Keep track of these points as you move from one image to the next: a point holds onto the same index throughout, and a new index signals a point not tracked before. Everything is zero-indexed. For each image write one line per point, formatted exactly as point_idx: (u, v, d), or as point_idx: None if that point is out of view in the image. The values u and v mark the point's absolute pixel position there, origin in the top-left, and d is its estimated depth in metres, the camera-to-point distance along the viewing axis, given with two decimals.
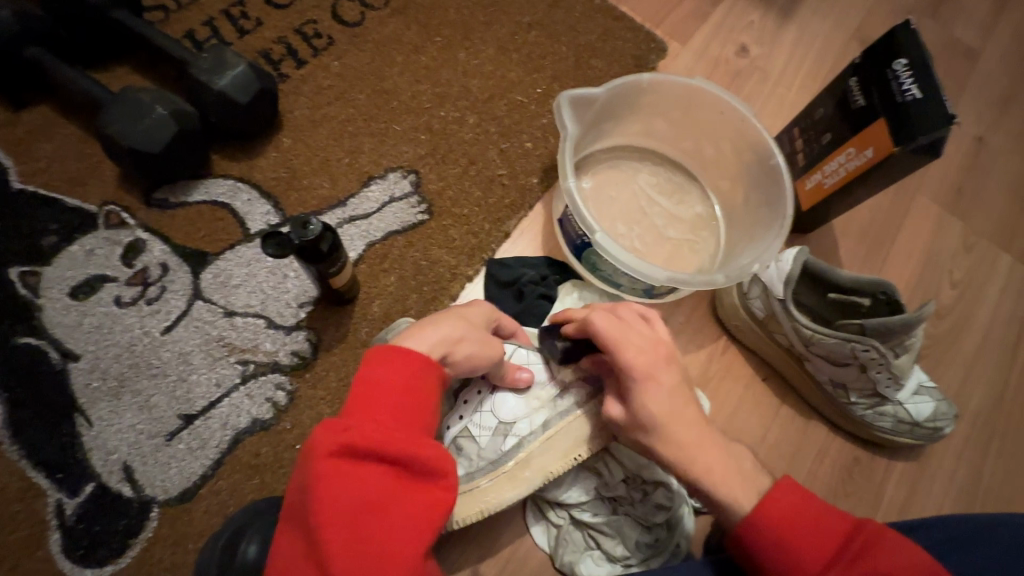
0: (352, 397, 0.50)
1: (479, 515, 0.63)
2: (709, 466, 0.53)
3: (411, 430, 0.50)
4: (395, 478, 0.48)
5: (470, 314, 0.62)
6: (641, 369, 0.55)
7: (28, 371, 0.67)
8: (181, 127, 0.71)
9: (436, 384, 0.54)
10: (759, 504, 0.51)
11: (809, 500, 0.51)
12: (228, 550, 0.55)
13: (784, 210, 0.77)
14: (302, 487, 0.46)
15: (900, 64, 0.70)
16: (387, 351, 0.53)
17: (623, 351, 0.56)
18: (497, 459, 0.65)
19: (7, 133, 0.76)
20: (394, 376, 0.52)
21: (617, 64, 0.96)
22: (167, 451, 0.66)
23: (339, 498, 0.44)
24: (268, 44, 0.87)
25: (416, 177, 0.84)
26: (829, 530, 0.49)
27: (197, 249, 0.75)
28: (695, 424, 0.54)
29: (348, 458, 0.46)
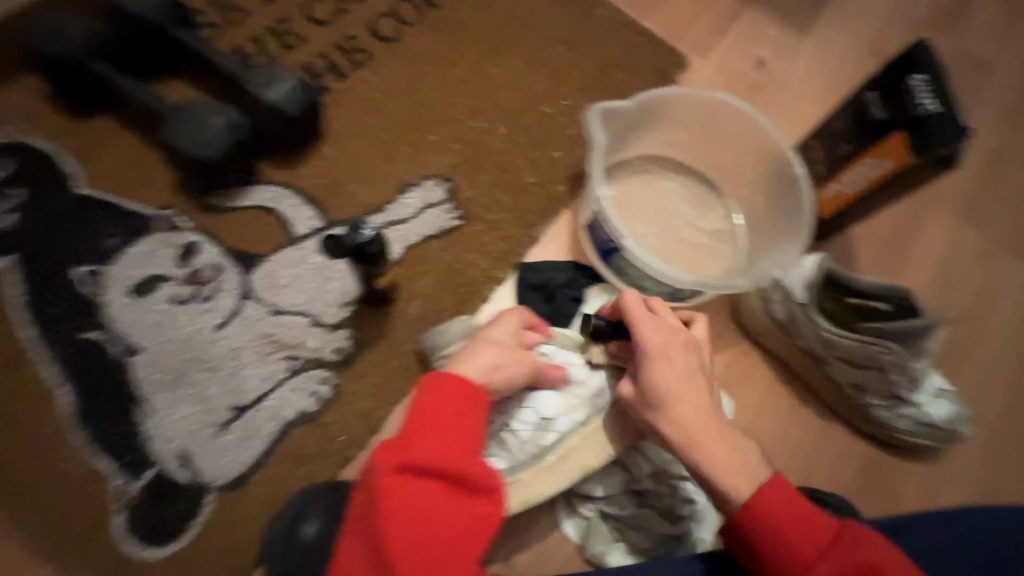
0: (409, 419, 0.55)
1: (524, 505, 0.68)
2: (712, 456, 0.55)
3: (462, 450, 0.54)
4: (448, 492, 0.53)
5: (497, 339, 0.65)
6: (656, 349, 0.61)
7: (92, 363, 0.72)
8: (236, 137, 0.78)
9: (481, 404, 0.58)
10: (757, 491, 0.53)
11: (803, 500, 0.52)
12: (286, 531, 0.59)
13: (805, 218, 0.80)
14: (367, 500, 0.51)
15: (917, 79, 0.73)
16: (442, 376, 0.58)
17: (646, 331, 0.62)
18: (540, 452, 0.70)
19: (71, 141, 0.81)
20: (449, 399, 0.56)
21: (640, 77, 1.00)
22: (221, 441, 0.71)
23: (401, 511, 0.50)
24: (311, 59, 0.92)
25: (450, 184, 0.88)
26: (818, 525, 0.50)
27: (246, 251, 0.79)
28: (701, 409, 0.58)
29: (406, 475, 0.51)
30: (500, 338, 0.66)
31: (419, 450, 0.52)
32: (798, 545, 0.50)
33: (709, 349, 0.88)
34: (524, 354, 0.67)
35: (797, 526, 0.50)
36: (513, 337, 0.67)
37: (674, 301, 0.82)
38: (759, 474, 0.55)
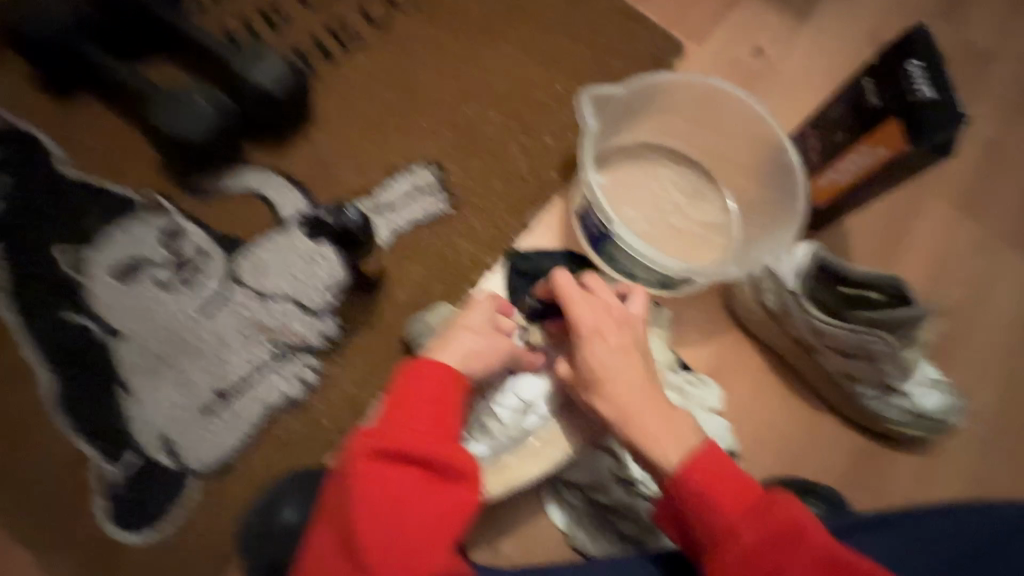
0: (388, 403, 0.54)
1: (507, 488, 0.67)
2: (641, 428, 0.55)
3: (442, 434, 0.53)
4: (425, 477, 0.52)
5: (472, 326, 0.62)
6: (588, 328, 0.60)
7: (73, 345, 0.71)
8: (222, 118, 0.78)
9: (462, 390, 0.57)
10: (682, 464, 0.52)
11: (730, 462, 0.53)
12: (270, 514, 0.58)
13: (798, 206, 0.79)
14: (341, 483, 0.51)
15: (913, 65, 0.72)
16: (420, 363, 0.56)
17: (579, 311, 0.60)
18: (520, 436, 0.69)
19: (55, 122, 0.80)
20: (428, 384, 0.55)
21: (635, 63, 0.99)
22: (204, 425, 0.70)
23: (373, 495, 0.49)
24: (299, 41, 0.90)
25: (439, 169, 0.87)
26: (742, 486, 0.51)
27: (232, 235, 0.78)
28: (631, 384, 0.57)
29: (383, 460, 0.51)
30: (475, 323, 0.63)
31: (398, 436, 0.51)
32: (723, 510, 0.50)
33: (700, 338, 0.87)
34: (506, 338, 0.64)
35: (727, 493, 0.50)
36: (488, 321, 0.64)
37: (664, 288, 0.81)
38: (689, 441, 0.54)
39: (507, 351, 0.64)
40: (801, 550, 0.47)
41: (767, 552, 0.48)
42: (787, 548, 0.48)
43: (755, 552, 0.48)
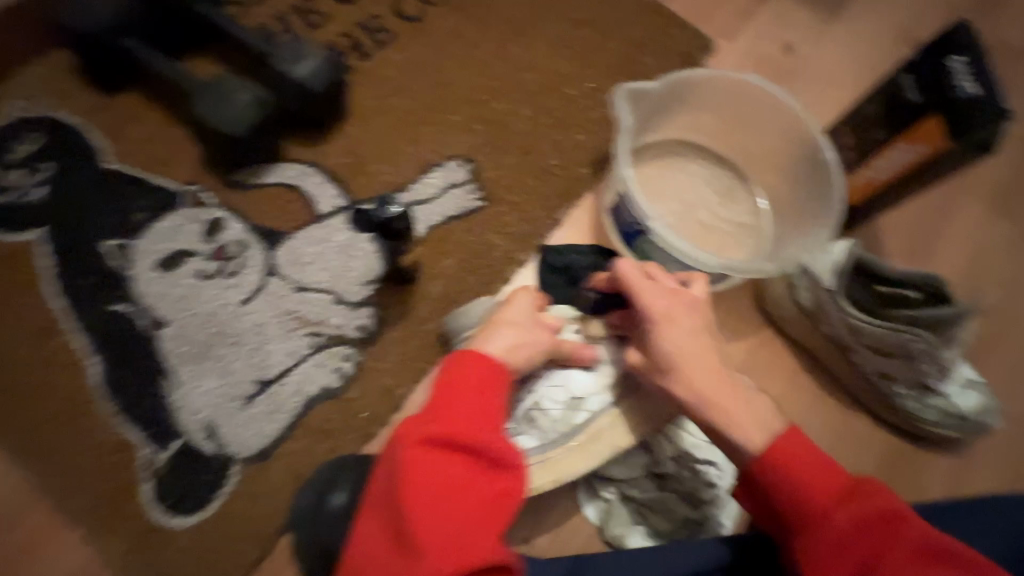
0: (434, 394, 0.55)
1: (553, 482, 0.67)
2: (727, 409, 0.57)
3: (488, 424, 0.54)
4: (472, 465, 0.53)
5: (514, 321, 0.65)
6: (660, 314, 0.62)
7: (120, 334, 0.73)
8: (262, 113, 0.77)
9: (506, 381, 0.58)
10: (767, 447, 0.54)
11: (817, 451, 0.54)
12: (318, 499, 0.60)
13: (835, 202, 0.79)
14: (390, 469, 0.52)
15: (956, 61, 0.71)
16: (460, 356, 0.58)
17: (650, 298, 0.63)
18: (569, 432, 0.70)
19: (103, 117, 0.82)
20: (474, 376, 0.56)
21: (666, 60, 0.98)
22: (246, 413, 0.71)
23: (423, 480, 0.50)
24: (335, 38, 0.91)
25: (473, 165, 0.88)
26: (832, 477, 0.51)
27: (271, 228, 0.80)
28: (708, 365, 0.59)
29: (429, 446, 0.52)
30: (517, 318, 0.65)
31: (443, 422, 0.53)
32: (814, 491, 0.50)
33: (732, 336, 0.87)
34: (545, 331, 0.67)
35: (810, 470, 0.52)
36: (530, 315, 0.67)
37: None
38: (773, 427, 0.56)
39: (548, 345, 0.66)
40: (901, 537, 0.46)
41: (863, 537, 0.47)
42: (884, 532, 0.46)
43: (849, 535, 0.47)
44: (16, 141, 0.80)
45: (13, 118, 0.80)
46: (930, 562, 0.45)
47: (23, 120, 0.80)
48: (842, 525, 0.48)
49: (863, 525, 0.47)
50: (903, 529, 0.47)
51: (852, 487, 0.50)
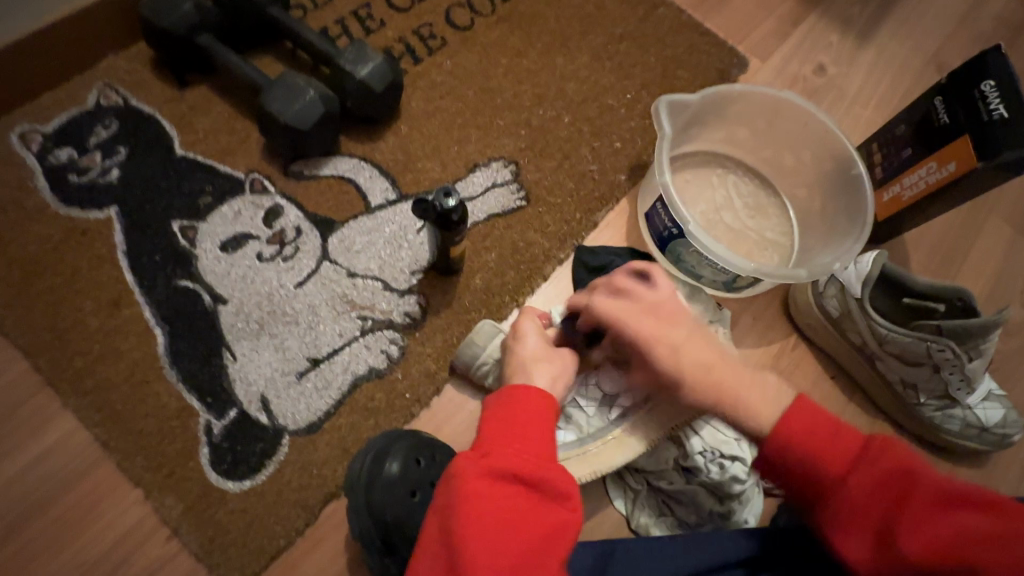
0: (486, 429, 0.55)
1: (593, 475, 0.71)
2: (747, 406, 0.57)
3: (543, 456, 0.54)
4: (528, 497, 0.52)
5: (539, 355, 0.66)
6: (647, 335, 0.61)
7: (184, 307, 0.78)
8: (326, 108, 0.82)
9: (556, 411, 0.58)
10: (778, 423, 0.56)
11: (827, 416, 0.56)
12: (375, 464, 0.68)
13: (864, 215, 0.82)
14: (447, 505, 0.51)
15: (988, 85, 0.75)
16: (511, 392, 0.58)
17: (633, 321, 0.63)
18: (605, 427, 0.74)
19: (174, 107, 0.88)
20: (525, 411, 0.56)
21: (702, 75, 1.03)
22: (297, 388, 0.76)
23: (484, 514, 0.49)
24: (390, 42, 0.97)
25: (516, 167, 0.92)
26: (847, 442, 0.54)
27: (326, 217, 0.85)
28: (710, 364, 0.60)
29: (488, 477, 0.51)
30: (535, 352, 0.66)
31: (501, 456, 0.52)
32: (832, 460, 0.54)
33: (758, 340, 0.90)
34: (568, 353, 0.69)
35: (827, 441, 0.54)
36: (545, 345, 0.68)
37: (728, 290, 0.85)
38: (781, 399, 0.58)
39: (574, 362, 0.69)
40: (917, 491, 0.49)
41: (881, 495, 0.51)
42: (901, 488, 0.50)
43: (867, 495, 0.51)
44: (94, 125, 0.86)
45: (92, 105, 0.86)
46: (950, 509, 0.48)
47: (101, 106, 0.86)
48: (861, 489, 0.51)
49: (882, 486, 0.51)
50: (919, 482, 0.50)
51: (865, 448, 0.53)
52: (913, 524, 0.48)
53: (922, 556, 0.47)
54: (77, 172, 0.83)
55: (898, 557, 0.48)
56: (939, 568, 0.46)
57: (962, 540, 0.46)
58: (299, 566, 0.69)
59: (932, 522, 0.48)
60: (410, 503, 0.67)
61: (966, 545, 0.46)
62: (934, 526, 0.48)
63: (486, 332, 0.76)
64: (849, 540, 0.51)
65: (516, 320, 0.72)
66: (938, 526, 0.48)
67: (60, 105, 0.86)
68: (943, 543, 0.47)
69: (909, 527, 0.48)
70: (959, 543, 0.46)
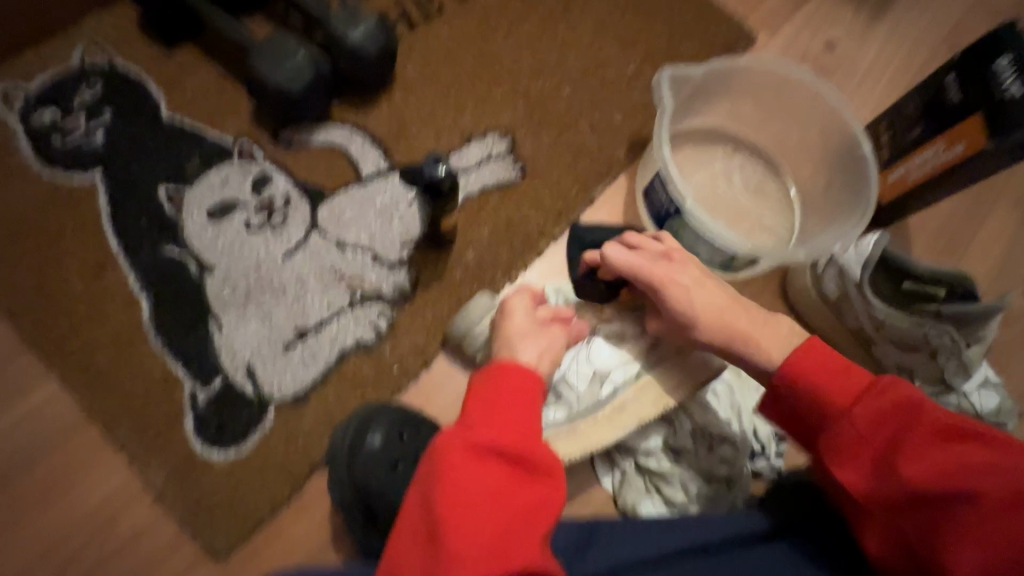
0: (472, 404, 0.55)
1: (585, 452, 0.70)
2: (756, 342, 0.58)
3: (527, 430, 0.53)
4: (509, 471, 0.51)
5: (526, 330, 0.65)
6: (659, 279, 0.63)
7: (169, 275, 0.77)
8: (317, 73, 0.79)
9: (543, 385, 0.57)
10: (787, 360, 0.56)
11: (836, 355, 0.55)
12: (358, 436, 0.68)
13: (868, 195, 0.79)
14: (429, 478, 0.50)
15: (1003, 62, 0.72)
16: (498, 367, 0.57)
17: (646, 267, 0.63)
18: (596, 404, 0.73)
19: (161, 68, 0.85)
20: (512, 387, 0.55)
21: (708, 48, 0.99)
22: (284, 358, 0.75)
23: (464, 487, 0.49)
24: (385, 7, 0.94)
25: (512, 139, 0.90)
26: (853, 374, 0.53)
27: (317, 186, 0.83)
28: (722, 305, 0.61)
29: (470, 452, 0.51)
30: (524, 327, 0.65)
31: (485, 429, 0.52)
32: (836, 392, 0.52)
33: None
34: (556, 328, 0.67)
35: (831, 379, 0.53)
36: (533, 320, 0.67)
37: (726, 270, 0.83)
38: (792, 340, 0.58)
39: (563, 336, 0.67)
40: (920, 422, 0.48)
41: (884, 424, 0.49)
42: (904, 421, 0.49)
43: (870, 425, 0.50)
44: (79, 85, 0.83)
45: (76, 64, 0.84)
46: (955, 440, 0.47)
47: (85, 65, 0.84)
48: (862, 419, 0.50)
49: (885, 416, 0.50)
50: (925, 414, 0.48)
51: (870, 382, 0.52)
52: (915, 454, 0.47)
53: (922, 482, 0.47)
54: (61, 133, 0.81)
55: (895, 482, 0.48)
56: (940, 497, 0.46)
57: (965, 470, 0.46)
58: (282, 536, 0.69)
59: (935, 452, 0.47)
60: (392, 474, 0.67)
61: (968, 475, 0.45)
62: (939, 455, 0.47)
63: (483, 305, 0.75)
64: (848, 468, 0.51)
65: (505, 299, 0.69)
66: (940, 456, 0.47)
67: (42, 63, 0.83)
68: (945, 471, 0.46)
69: (910, 455, 0.47)
70: (962, 472, 0.46)
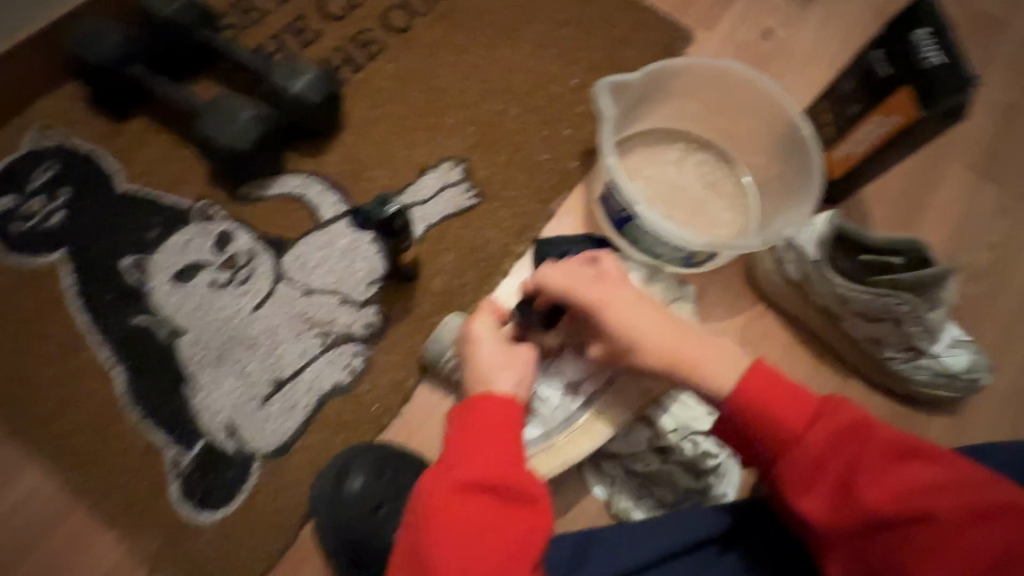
0: (452, 442, 0.55)
1: (564, 464, 0.71)
2: (700, 363, 0.58)
3: (508, 461, 0.53)
4: (493, 505, 0.51)
5: (498, 363, 0.64)
6: (595, 299, 0.62)
7: (141, 344, 0.78)
8: (263, 128, 0.81)
9: (520, 410, 0.58)
10: (737, 383, 0.56)
11: (784, 380, 0.55)
12: (339, 479, 0.71)
13: (812, 176, 0.81)
14: (415, 521, 0.51)
15: (923, 32, 0.75)
16: (474, 403, 0.57)
17: (580, 290, 0.63)
18: (573, 416, 0.73)
19: (113, 142, 0.87)
20: (492, 420, 0.56)
21: (648, 52, 1.02)
22: (263, 412, 0.75)
23: (448, 527, 0.49)
24: (328, 53, 0.96)
25: (467, 165, 0.91)
26: (804, 401, 0.54)
27: (278, 236, 0.84)
28: (662, 330, 0.61)
29: (451, 491, 0.51)
30: (493, 361, 0.64)
31: (464, 466, 0.52)
32: (788, 422, 0.53)
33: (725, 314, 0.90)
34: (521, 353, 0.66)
35: (786, 405, 0.54)
36: (501, 349, 0.66)
37: (690, 266, 0.85)
38: (739, 364, 0.58)
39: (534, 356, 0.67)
40: (869, 444, 0.50)
41: (837, 452, 0.51)
42: (854, 444, 0.51)
43: (825, 454, 0.51)
44: (34, 169, 0.84)
45: (29, 148, 0.85)
46: (902, 460, 0.50)
47: (39, 149, 0.85)
48: (816, 447, 0.51)
49: (839, 445, 0.51)
50: (870, 436, 0.51)
51: (821, 406, 0.53)
52: (870, 479, 0.49)
53: (881, 506, 0.48)
54: (21, 219, 0.82)
55: (857, 511, 0.49)
56: (894, 520, 0.48)
57: (919, 493, 0.48)
58: None
59: (888, 476, 0.49)
60: (374, 517, 0.70)
61: (923, 498, 0.47)
62: (891, 480, 0.49)
63: (454, 326, 0.76)
64: (808, 501, 0.51)
65: (466, 329, 0.68)
66: (890, 479, 0.49)
67: None
68: (900, 496, 0.48)
69: (867, 483, 0.49)
70: (914, 496, 0.48)
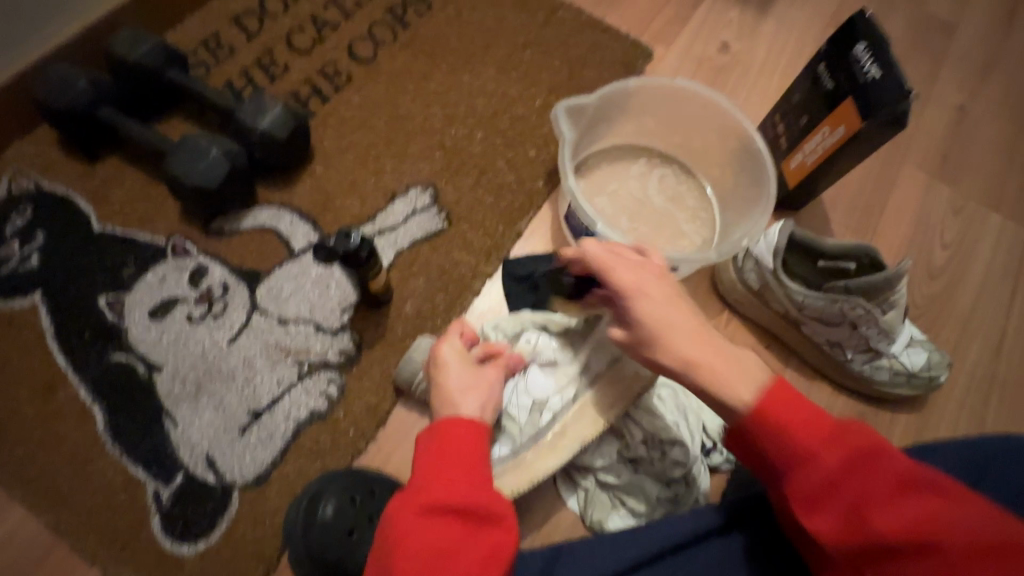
0: (419, 466, 0.57)
1: (533, 482, 0.72)
2: (719, 372, 0.56)
3: (473, 482, 0.56)
4: (459, 526, 0.53)
5: (465, 385, 0.66)
6: (629, 286, 0.61)
7: (119, 381, 0.79)
8: (233, 164, 0.83)
9: (486, 432, 0.61)
10: (755, 401, 0.54)
11: (801, 397, 0.55)
12: (312, 510, 0.70)
13: (768, 186, 0.84)
14: (384, 546, 0.52)
15: (860, 48, 0.78)
16: (441, 426, 0.60)
17: (623, 273, 0.62)
18: (540, 432, 0.75)
19: (87, 183, 0.89)
20: (458, 443, 0.58)
21: (608, 71, 1.05)
22: (241, 442, 0.77)
23: (415, 549, 0.51)
24: (296, 87, 0.98)
25: (435, 190, 0.94)
26: (819, 424, 0.53)
27: (251, 268, 0.86)
28: (688, 329, 0.59)
29: (418, 514, 0.53)
30: (460, 382, 0.66)
31: (430, 489, 0.54)
32: (801, 443, 0.52)
33: None
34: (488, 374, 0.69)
35: (802, 426, 0.53)
36: (468, 371, 0.68)
37: None
38: (759, 376, 0.56)
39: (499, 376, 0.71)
40: (884, 473, 0.49)
41: (850, 477, 0.50)
42: (868, 468, 0.50)
43: (837, 477, 0.50)
44: (10, 214, 0.86)
45: (4, 193, 0.87)
46: (915, 490, 0.49)
47: (14, 194, 0.87)
48: (830, 470, 0.51)
49: (851, 468, 0.50)
50: (884, 464, 0.50)
51: (836, 430, 0.52)
52: (880, 506, 0.48)
53: (892, 533, 0.47)
54: None
55: (865, 536, 0.48)
56: (904, 548, 0.47)
57: (933, 524, 0.47)
58: None
59: (901, 504, 0.48)
60: (347, 541, 0.70)
61: (935, 528, 0.47)
62: (903, 510, 0.48)
63: (424, 348, 0.78)
64: (816, 520, 0.51)
65: (434, 351, 0.71)
66: (901, 509, 0.48)
67: None
68: (914, 526, 0.47)
69: (880, 509, 0.48)
70: (925, 525, 0.47)
